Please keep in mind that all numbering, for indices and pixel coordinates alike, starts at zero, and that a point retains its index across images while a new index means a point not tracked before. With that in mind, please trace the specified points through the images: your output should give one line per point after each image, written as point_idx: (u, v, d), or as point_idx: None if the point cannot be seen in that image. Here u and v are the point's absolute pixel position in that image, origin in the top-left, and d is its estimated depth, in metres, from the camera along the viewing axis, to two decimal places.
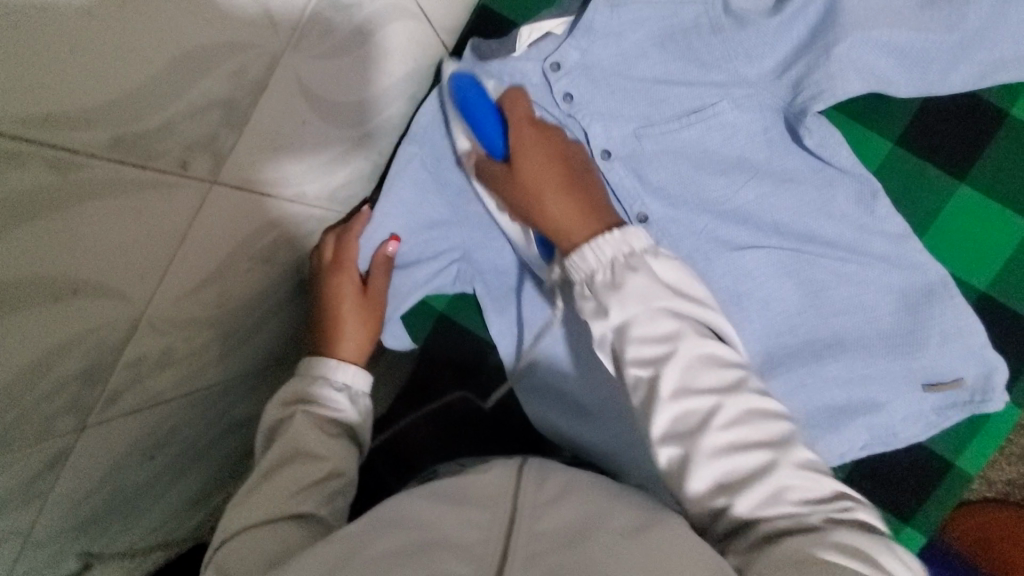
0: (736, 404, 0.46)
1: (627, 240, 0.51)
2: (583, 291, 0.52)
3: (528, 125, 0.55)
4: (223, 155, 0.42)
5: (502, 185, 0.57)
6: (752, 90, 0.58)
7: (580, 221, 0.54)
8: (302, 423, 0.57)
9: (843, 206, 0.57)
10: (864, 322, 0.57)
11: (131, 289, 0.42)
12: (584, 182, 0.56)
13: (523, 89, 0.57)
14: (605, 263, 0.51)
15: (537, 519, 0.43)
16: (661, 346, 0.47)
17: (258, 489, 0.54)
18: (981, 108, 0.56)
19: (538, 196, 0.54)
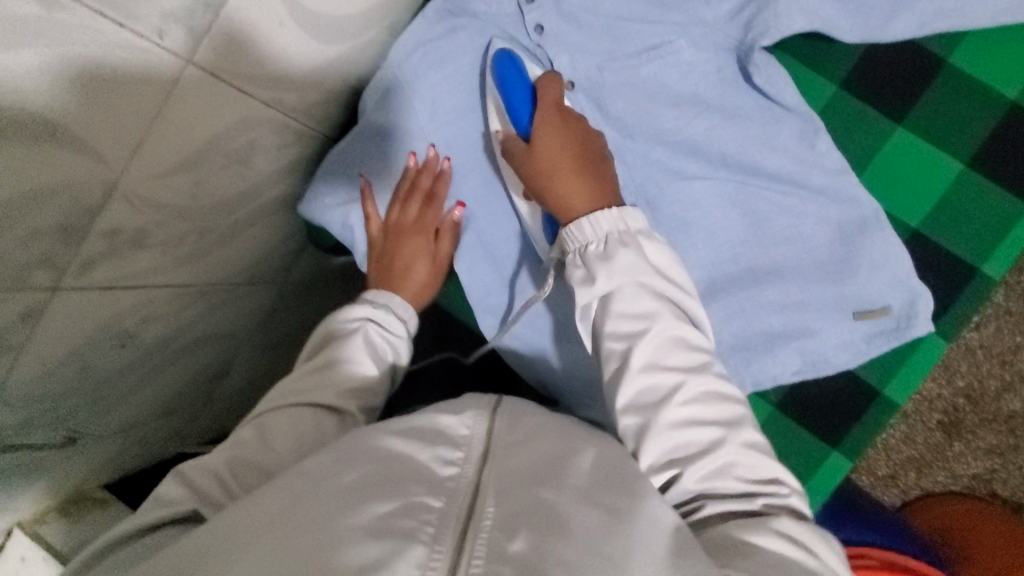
0: (700, 382, 0.48)
1: (622, 218, 0.53)
2: (573, 260, 0.53)
3: (553, 107, 0.59)
4: (199, 35, 0.46)
5: (518, 159, 0.60)
6: (708, 30, 0.61)
7: (583, 201, 0.56)
8: (363, 339, 0.59)
9: (787, 141, 0.61)
10: (802, 252, 0.60)
11: (107, 150, 0.45)
12: (603, 171, 0.58)
13: (559, 77, 0.62)
14: (600, 236, 0.53)
15: (506, 458, 0.40)
16: (639, 323, 0.50)
17: (307, 378, 0.56)
18: (923, 56, 0.60)
19: (546, 176, 0.57)
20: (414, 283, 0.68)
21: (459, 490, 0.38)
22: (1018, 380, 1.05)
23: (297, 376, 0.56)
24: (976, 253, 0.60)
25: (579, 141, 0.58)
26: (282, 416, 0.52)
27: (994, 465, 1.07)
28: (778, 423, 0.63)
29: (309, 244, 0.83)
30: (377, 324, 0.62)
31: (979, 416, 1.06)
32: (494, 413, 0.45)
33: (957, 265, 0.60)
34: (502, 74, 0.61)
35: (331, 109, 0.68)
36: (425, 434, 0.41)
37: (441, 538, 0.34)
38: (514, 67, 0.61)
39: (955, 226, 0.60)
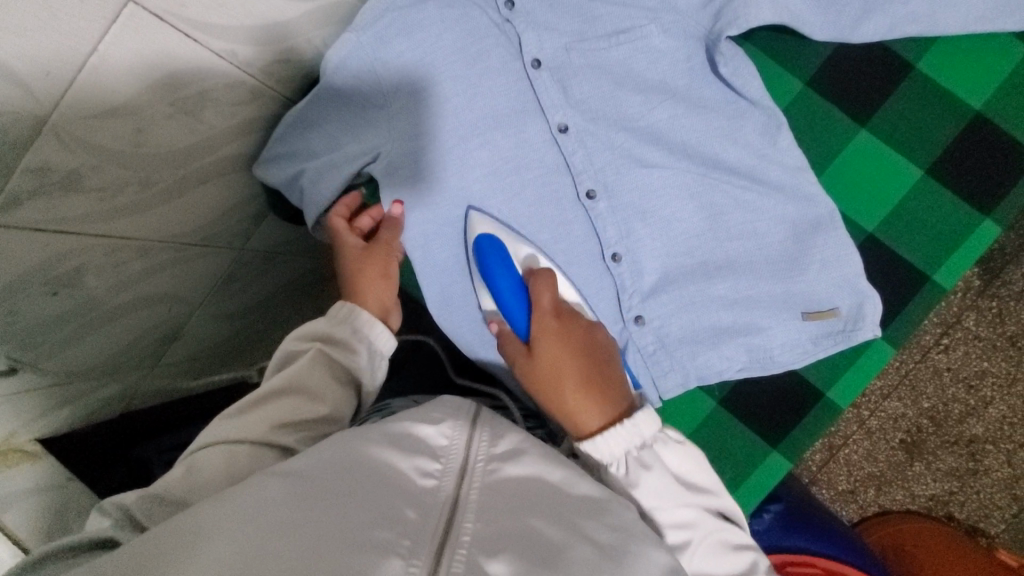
0: (711, 532, 0.52)
1: (637, 430, 0.54)
2: (596, 477, 0.54)
3: (551, 312, 0.57)
4: None
5: (520, 364, 0.58)
6: (679, 17, 0.60)
7: (594, 412, 0.55)
8: (310, 372, 0.57)
9: (749, 135, 0.60)
10: (755, 248, 0.60)
11: (35, 82, 0.44)
12: (605, 371, 0.57)
13: (553, 273, 0.59)
14: (618, 455, 0.53)
15: (491, 476, 0.44)
16: (681, 534, 0.52)
17: (254, 414, 0.55)
18: (892, 60, 0.59)
19: (556, 391, 0.56)
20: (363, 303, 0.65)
21: (440, 500, 0.41)
22: (982, 404, 1.05)
23: (252, 399, 0.57)
24: (928, 262, 0.59)
25: (587, 355, 0.56)
26: (238, 426, 0.55)
27: (953, 487, 1.07)
28: (720, 419, 0.62)
29: (270, 211, 0.81)
30: (333, 348, 0.60)
31: (941, 438, 1.06)
32: (475, 427, 0.49)
33: (913, 274, 0.59)
34: (498, 290, 0.59)
35: (293, 70, 0.67)
36: (408, 445, 0.45)
37: (417, 551, 0.37)
38: (495, 247, 0.60)
39: (910, 234, 0.59)
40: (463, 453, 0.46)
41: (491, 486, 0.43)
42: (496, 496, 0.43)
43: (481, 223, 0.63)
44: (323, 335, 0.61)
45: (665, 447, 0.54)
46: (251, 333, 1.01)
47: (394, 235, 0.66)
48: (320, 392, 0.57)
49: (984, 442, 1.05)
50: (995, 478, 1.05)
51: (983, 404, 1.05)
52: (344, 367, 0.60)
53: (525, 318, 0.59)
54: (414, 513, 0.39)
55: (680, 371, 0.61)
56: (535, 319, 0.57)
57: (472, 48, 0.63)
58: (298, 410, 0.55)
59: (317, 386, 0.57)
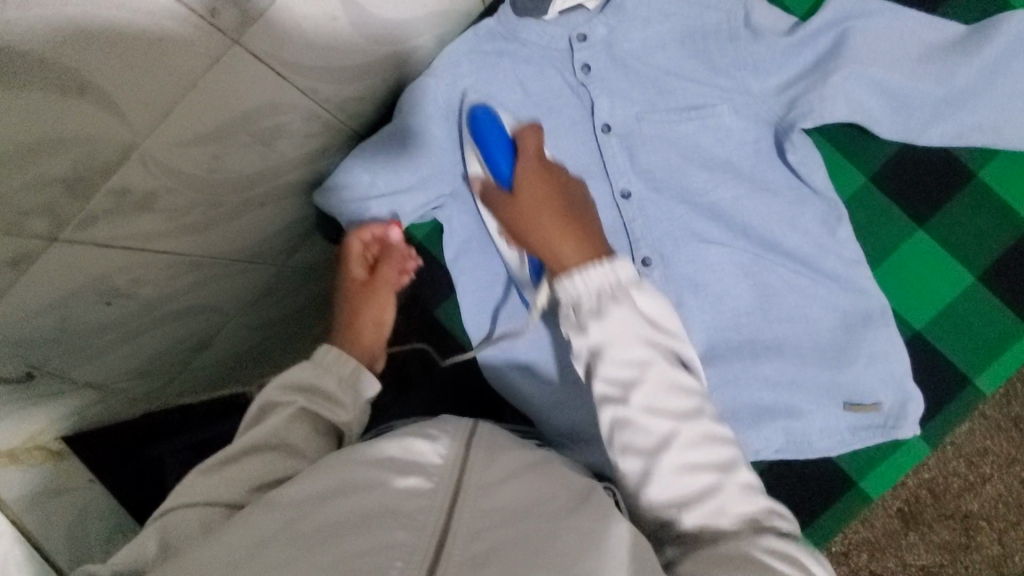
0: (693, 430, 0.46)
1: (615, 271, 0.49)
2: (566, 312, 0.50)
3: (535, 158, 0.56)
4: (251, 14, 0.46)
5: (504, 209, 0.56)
6: (751, 101, 0.62)
7: (576, 248, 0.51)
8: (294, 423, 0.51)
9: (809, 223, 0.61)
10: (805, 333, 0.60)
11: (133, 111, 0.44)
12: (585, 223, 0.53)
13: (539, 126, 0.59)
14: (592, 290, 0.49)
15: (484, 493, 0.41)
16: (665, 423, 0.46)
17: (229, 470, 0.49)
18: (956, 166, 0.61)
19: (531, 223, 0.53)
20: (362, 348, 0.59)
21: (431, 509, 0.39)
22: (980, 481, 0.98)
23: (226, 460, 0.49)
24: (973, 366, 0.60)
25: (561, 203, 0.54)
26: (209, 484, 0.47)
27: (943, 560, 0.98)
28: None
29: (316, 232, 0.82)
30: (315, 400, 0.52)
31: (938, 511, 0.98)
32: (472, 440, 0.45)
33: (954, 374, 0.60)
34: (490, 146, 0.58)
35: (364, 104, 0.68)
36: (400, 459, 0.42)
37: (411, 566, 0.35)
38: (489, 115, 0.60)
39: (956, 336, 0.60)
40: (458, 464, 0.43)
41: (485, 509, 0.40)
42: (488, 517, 0.39)
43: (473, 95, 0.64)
44: (308, 386, 0.53)
45: (647, 301, 0.49)
46: (274, 343, 1.00)
47: (392, 270, 0.63)
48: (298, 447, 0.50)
49: (979, 518, 0.97)
50: (987, 556, 0.97)
51: (982, 480, 0.97)
52: (326, 420, 0.52)
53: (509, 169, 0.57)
54: (406, 536, 0.37)
55: None
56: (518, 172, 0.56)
57: (545, 105, 0.65)
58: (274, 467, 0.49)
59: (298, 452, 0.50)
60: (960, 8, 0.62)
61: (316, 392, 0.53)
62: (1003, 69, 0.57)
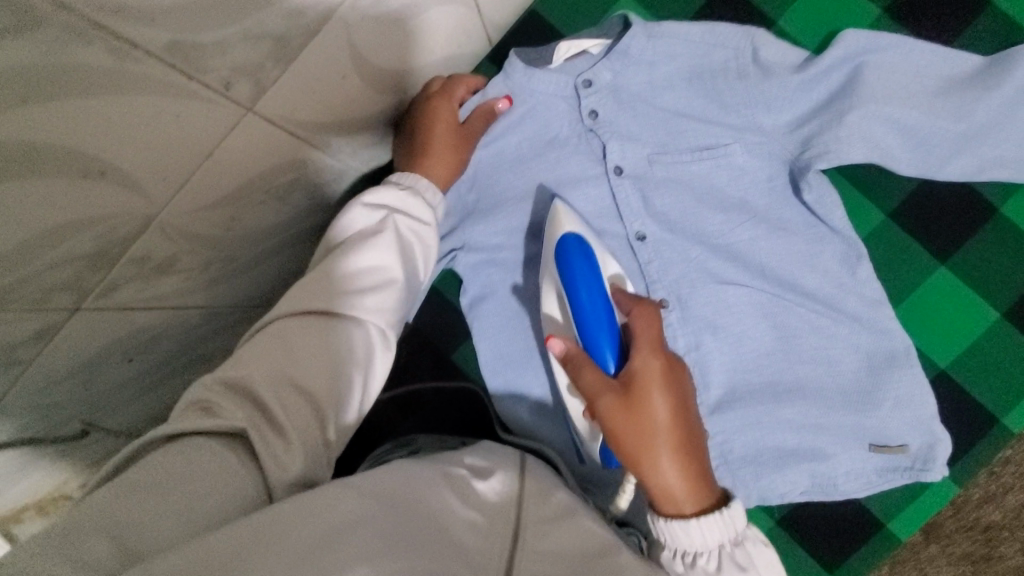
0: None
1: (731, 525, 0.49)
2: (676, 560, 0.50)
3: (657, 356, 0.51)
4: (264, 85, 0.46)
5: (610, 407, 0.49)
6: (764, 138, 0.61)
7: (690, 494, 0.49)
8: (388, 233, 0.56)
9: (827, 263, 0.61)
10: (827, 375, 0.60)
11: (152, 187, 0.44)
12: (697, 452, 0.50)
13: (659, 315, 0.54)
14: (711, 546, 0.49)
15: (540, 539, 0.42)
16: None
17: (298, 330, 0.50)
18: (977, 201, 0.60)
19: (646, 453, 0.48)
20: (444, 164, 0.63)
21: (491, 562, 0.38)
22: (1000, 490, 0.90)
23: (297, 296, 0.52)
24: (998, 404, 0.60)
25: (683, 413, 0.49)
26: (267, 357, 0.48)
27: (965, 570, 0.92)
28: (775, 539, 0.64)
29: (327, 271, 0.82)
30: (352, 333, 0.52)
31: (957, 522, 0.91)
32: (525, 478, 0.48)
33: (977, 410, 0.60)
34: (583, 300, 0.54)
35: (374, 151, 0.69)
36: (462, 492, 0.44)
37: None
38: (585, 255, 0.56)
39: (981, 373, 0.60)
40: (516, 502, 0.44)
41: (541, 554, 0.40)
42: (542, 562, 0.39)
43: (570, 225, 0.59)
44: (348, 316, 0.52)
45: (755, 546, 0.50)
46: None
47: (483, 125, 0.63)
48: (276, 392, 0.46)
49: (1001, 529, 0.91)
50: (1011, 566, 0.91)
51: (1003, 491, 0.90)
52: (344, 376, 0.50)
53: (616, 355, 0.52)
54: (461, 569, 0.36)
55: (741, 490, 0.62)
56: (636, 367, 0.50)
57: (553, 146, 0.64)
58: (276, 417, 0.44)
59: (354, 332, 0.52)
60: (971, 40, 0.61)
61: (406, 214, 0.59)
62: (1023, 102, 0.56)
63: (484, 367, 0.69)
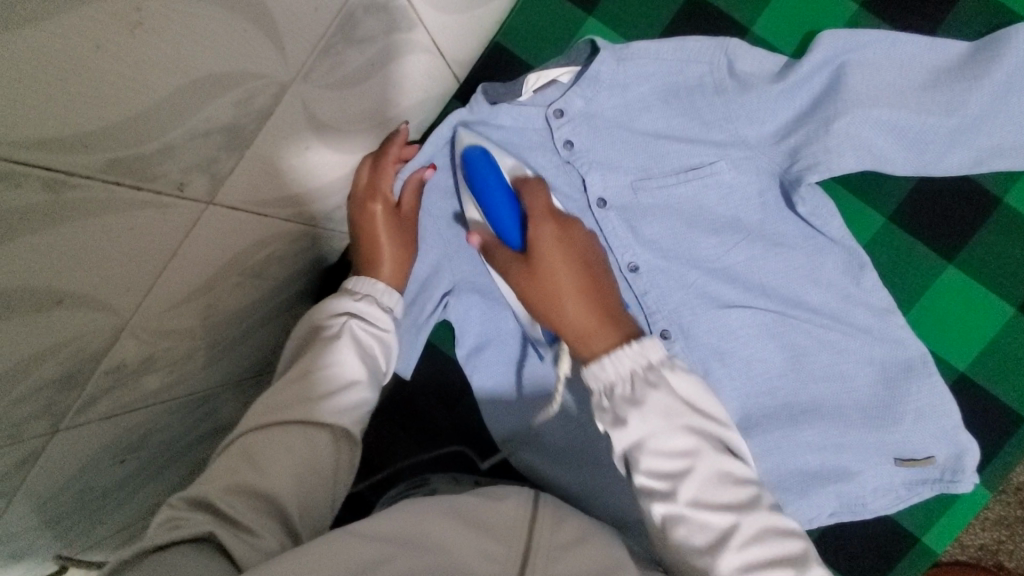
0: (709, 468, 0.43)
1: (643, 351, 0.48)
2: (600, 402, 0.48)
3: (548, 214, 0.55)
4: (221, 177, 0.43)
5: (516, 273, 0.54)
6: (751, 152, 0.58)
7: (600, 332, 0.51)
8: (338, 341, 0.54)
9: (830, 275, 0.58)
10: (842, 391, 0.58)
11: (117, 300, 0.42)
12: (603, 289, 0.54)
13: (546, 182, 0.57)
14: (624, 374, 0.48)
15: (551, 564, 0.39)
16: (677, 463, 0.44)
17: (270, 430, 0.48)
18: (979, 192, 0.58)
19: (550, 304, 0.53)
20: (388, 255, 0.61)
21: None
22: None
23: (258, 411, 0.49)
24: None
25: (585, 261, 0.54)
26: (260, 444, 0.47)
27: (1001, 536, 0.81)
28: None
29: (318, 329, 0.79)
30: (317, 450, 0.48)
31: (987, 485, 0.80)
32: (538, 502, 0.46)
33: (1001, 409, 0.58)
34: (488, 200, 0.55)
35: None
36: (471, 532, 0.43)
37: None
38: (487, 160, 0.57)
39: (1000, 370, 0.58)
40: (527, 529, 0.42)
41: None
42: None
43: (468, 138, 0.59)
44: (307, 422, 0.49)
45: (678, 375, 0.47)
46: None
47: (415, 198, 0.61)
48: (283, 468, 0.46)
49: None
50: None
51: None
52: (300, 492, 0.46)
53: (518, 227, 0.56)
54: None
55: None
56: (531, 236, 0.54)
57: None
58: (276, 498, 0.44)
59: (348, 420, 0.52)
60: (957, 26, 0.58)
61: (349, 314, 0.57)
62: (1020, 84, 0.53)
63: (488, 417, 0.67)
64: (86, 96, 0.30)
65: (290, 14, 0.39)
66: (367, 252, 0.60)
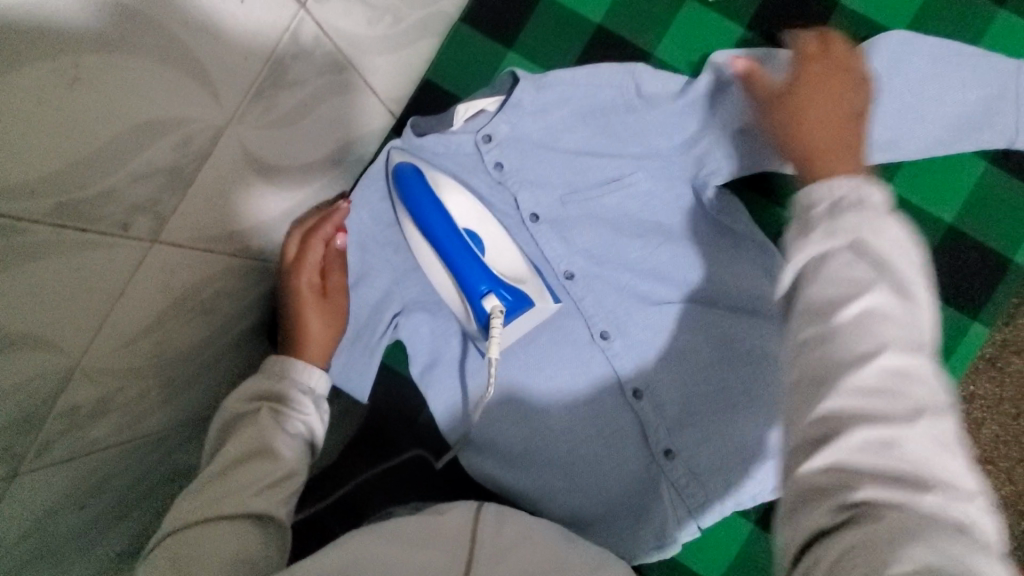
0: (883, 367, 0.36)
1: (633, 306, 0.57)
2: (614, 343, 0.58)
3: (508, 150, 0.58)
4: (165, 216, 0.46)
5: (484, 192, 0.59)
6: (664, 162, 0.65)
7: None
8: (263, 425, 0.55)
9: (745, 267, 0.64)
10: (769, 373, 0.63)
11: (67, 341, 0.44)
12: None
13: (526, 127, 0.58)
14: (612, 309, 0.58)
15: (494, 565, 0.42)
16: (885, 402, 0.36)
17: (200, 518, 0.49)
18: (866, 183, 0.65)
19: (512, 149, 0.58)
20: (316, 336, 0.62)
21: None
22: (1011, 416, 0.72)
23: (186, 508, 0.50)
24: None
25: None
26: (196, 538, 0.47)
27: None
28: (755, 537, 0.66)
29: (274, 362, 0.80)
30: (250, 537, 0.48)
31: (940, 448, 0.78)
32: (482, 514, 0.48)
33: None
34: (421, 210, 0.59)
35: None
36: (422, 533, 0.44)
37: None
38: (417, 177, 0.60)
39: None
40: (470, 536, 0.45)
41: None
42: None
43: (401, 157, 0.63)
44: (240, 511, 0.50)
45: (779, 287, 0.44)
46: None
47: (339, 273, 0.64)
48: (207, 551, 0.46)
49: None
50: None
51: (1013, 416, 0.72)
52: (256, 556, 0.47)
53: (444, 224, 0.59)
54: None
55: (717, 500, 0.63)
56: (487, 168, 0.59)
57: None
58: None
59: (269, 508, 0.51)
60: (833, 41, 0.66)
61: (282, 401, 0.58)
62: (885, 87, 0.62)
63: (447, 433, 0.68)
64: (28, 148, 0.33)
65: (220, 62, 0.43)
66: (294, 332, 0.62)
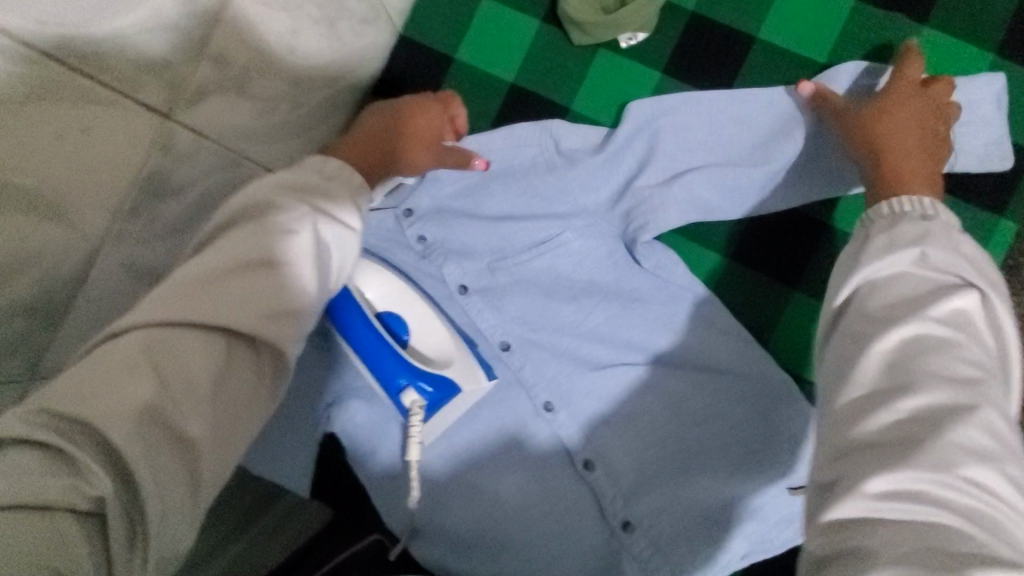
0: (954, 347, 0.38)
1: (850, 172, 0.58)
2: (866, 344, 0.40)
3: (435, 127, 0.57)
4: (43, 350, 0.41)
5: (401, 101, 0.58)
6: (591, 219, 0.62)
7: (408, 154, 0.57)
8: (205, 411, 0.37)
9: (684, 320, 0.61)
10: (722, 430, 0.60)
11: None
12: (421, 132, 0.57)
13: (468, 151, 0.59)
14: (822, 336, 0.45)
15: None
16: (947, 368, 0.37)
17: (133, 432, 0.34)
18: (808, 221, 0.62)
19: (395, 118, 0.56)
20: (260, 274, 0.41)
21: None
22: None
23: (157, 302, 0.39)
24: None
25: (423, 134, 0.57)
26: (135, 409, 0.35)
27: None
28: None
29: None
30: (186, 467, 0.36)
31: None
32: None
33: None
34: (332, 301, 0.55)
35: None
36: None
37: None
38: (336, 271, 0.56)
39: None
40: None
41: None
42: None
43: None
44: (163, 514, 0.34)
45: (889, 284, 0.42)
46: None
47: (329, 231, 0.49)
48: (203, 401, 0.37)
49: None
50: None
51: None
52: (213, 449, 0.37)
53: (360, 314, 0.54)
54: None
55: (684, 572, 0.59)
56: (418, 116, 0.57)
57: None
58: (153, 508, 0.33)
59: (283, 340, 0.41)
60: (757, 77, 0.64)
61: (222, 385, 0.39)
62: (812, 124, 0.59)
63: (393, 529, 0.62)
64: None
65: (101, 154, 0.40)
66: (212, 299, 0.39)
